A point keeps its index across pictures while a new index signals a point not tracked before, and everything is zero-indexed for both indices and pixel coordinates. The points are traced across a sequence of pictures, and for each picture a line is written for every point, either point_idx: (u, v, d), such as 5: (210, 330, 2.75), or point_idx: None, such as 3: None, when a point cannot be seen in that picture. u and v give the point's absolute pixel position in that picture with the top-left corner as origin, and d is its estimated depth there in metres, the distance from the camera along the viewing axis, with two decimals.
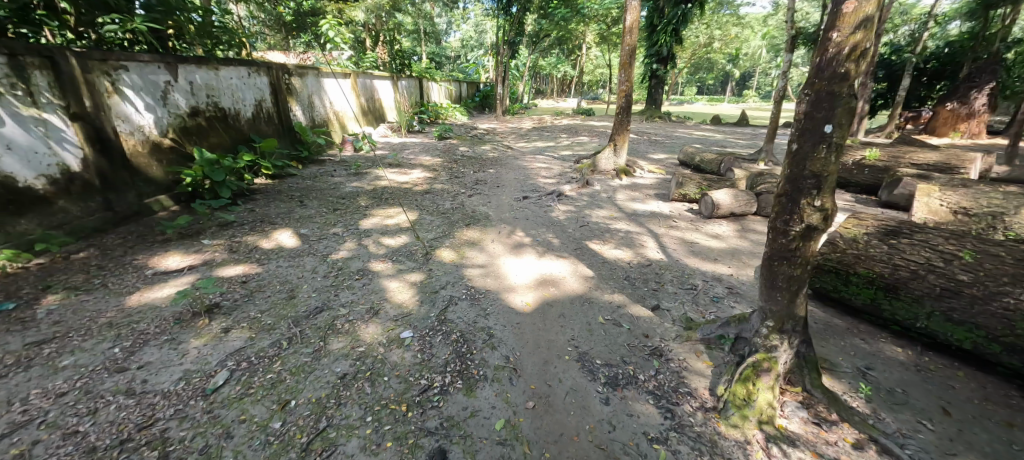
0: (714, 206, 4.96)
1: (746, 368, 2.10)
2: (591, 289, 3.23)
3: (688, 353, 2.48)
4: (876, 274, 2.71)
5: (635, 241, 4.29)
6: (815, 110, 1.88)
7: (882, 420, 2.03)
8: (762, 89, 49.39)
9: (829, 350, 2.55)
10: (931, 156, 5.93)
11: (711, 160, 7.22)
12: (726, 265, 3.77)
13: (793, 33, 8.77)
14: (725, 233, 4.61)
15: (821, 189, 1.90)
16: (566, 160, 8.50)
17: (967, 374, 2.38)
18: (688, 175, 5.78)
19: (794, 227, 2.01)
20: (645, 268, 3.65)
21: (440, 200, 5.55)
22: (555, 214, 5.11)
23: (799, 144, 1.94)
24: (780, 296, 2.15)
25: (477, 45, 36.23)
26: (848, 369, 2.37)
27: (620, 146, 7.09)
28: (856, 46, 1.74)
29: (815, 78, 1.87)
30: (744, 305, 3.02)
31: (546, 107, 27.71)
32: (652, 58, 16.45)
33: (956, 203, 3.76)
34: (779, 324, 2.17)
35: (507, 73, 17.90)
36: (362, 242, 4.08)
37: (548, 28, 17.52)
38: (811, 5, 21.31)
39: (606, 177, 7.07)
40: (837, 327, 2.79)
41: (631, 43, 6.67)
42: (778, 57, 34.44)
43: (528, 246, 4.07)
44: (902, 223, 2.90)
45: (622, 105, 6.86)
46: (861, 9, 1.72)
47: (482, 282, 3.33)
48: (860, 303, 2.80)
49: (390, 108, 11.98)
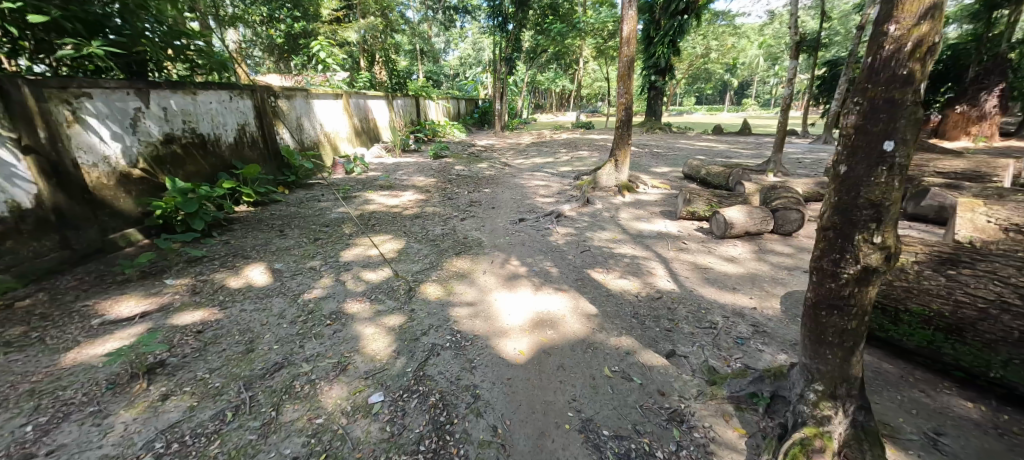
0: (728, 225, 4.54)
1: (792, 446, 1.72)
2: (595, 331, 2.81)
3: (714, 418, 2.06)
4: (934, 312, 2.32)
5: (642, 268, 3.87)
6: (870, 122, 1.51)
7: None
8: (761, 98, 49.38)
9: (885, 407, 2.13)
10: (957, 163, 5.50)
11: (718, 172, 6.83)
12: (747, 295, 3.34)
13: (795, 40, 8.49)
14: (742, 256, 4.18)
15: (882, 222, 1.52)
16: (565, 177, 8.16)
17: None
18: (695, 191, 5.39)
19: (846, 269, 1.63)
20: (655, 302, 3.22)
21: (430, 225, 5.18)
22: (554, 238, 4.70)
23: (850, 166, 1.56)
24: (830, 355, 1.77)
25: (475, 62, 36.26)
26: (913, 436, 1.95)
27: (622, 162, 6.76)
28: (922, 39, 1.37)
29: (868, 83, 1.50)
30: (774, 349, 2.59)
31: (545, 122, 27.53)
32: (649, 70, 16.05)
33: (1007, 218, 3.29)
34: (831, 387, 1.79)
35: (505, 89, 17.78)
36: (341, 277, 3.69)
37: (545, 44, 17.33)
38: (807, 14, 21.27)
39: (608, 194, 6.72)
40: (889, 374, 2.37)
41: (630, 54, 6.36)
42: (775, 64, 34.40)
43: (523, 278, 3.65)
44: (959, 249, 2.48)
45: (622, 119, 6.52)
46: None
47: (471, 324, 2.91)
48: (913, 346, 2.41)
49: (386, 128, 11.77)
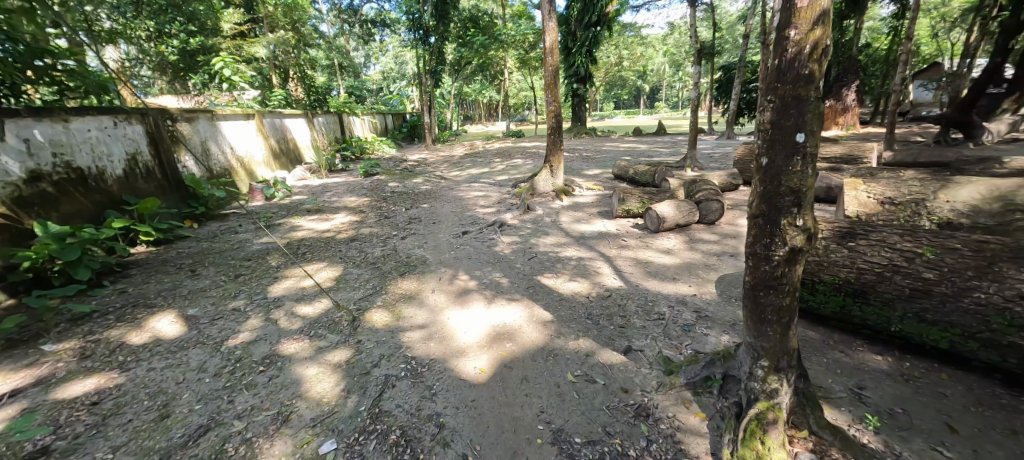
0: (660, 220, 4.84)
1: (749, 423, 1.82)
2: (553, 337, 2.79)
3: (675, 406, 2.14)
4: (843, 280, 2.62)
5: (589, 269, 3.96)
6: (782, 118, 1.65)
7: (901, 456, 1.80)
8: (671, 101, 53.96)
9: (815, 371, 2.36)
10: (835, 149, 6.40)
11: (644, 171, 7.27)
12: (686, 283, 3.55)
13: (696, 47, 9.37)
14: (676, 247, 4.46)
15: (802, 206, 1.67)
16: (503, 186, 8.18)
17: (951, 375, 2.27)
18: (628, 190, 5.67)
19: (776, 251, 1.76)
20: (606, 301, 3.30)
21: (368, 247, 4.89)
22: (500, 248, 4.67)
23: (770, 157, 1.71)
24: (771, 331, 1.91)
25: (398, 76, 35.40)
26: (842, 394, 2.17)
27: (557, 167, 6.96)
28: (817, 43, 1.54)
29: (777, 82, 1.65)
30: (718, 332, 2.76)
31: (476, 132, 27.61)
32: (571, 79, 16.78)
33: (882, 193, 3.84)
34: (774, 362, 1.92)
35: (433, 102, 17.52)
36: (271, 316, 3.32)
37: (469, 56, 17.41)
38: (702, 24, 23.64)
39: (546, 199, 6.85)
40: (813, 340, 2.64)
41: (554, 63, 6.57)
42: (680, 70, 37.79)
43: (475, 292, 3.55)
44: (854, 223, 2.84)
45: (553, 126, 6.73)
46: (818, 2, 1.53)
47: (424, 348, 2.77)
48: (829, 311, 2.71)
49: (307, 147, 11.01)
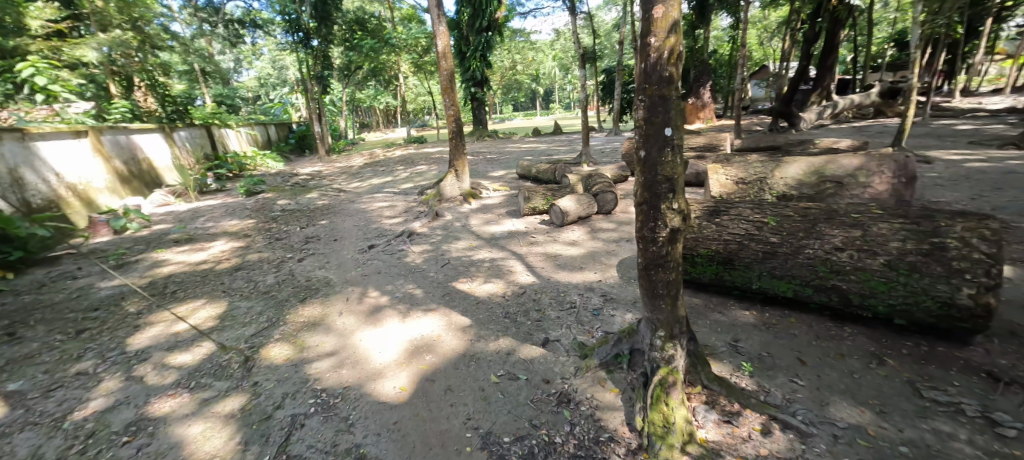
0: (564, 214, 5.13)
1: (655, 389, 2.02)
2: (473, 342, 2.78)
3: (592, 387, 2.29)
4: (714, 251, 3.05)
5: (503, 268, 4.04)
6: (653, 114, 1.86)
7: (770, 393, 2.16)
8: (564, 102, 57.51)
9: (702, 332, 2.71)
10: (700, 140, 7.42)
11: (545, 169, 7.63)
12: (592, 271, 3.81)
13: (580, 52, 10.10)
14: (580, 238, 4.77)
15: (675, 191, 1.91)
16: (408, 194, 7.92)
17: (797, 318, 2.78)
18: (532, 188, 5.90)
19: (660, 233, 1.98)
20: (521, 297, 3.39)
21: (259, 275, 4.36)
22: (410, 258, 4.52)
23: (646, 151, 1.91)
24: (663, 304, 2.14)
25: (279, 83, 32.11)
26: (724, 348, 2.53)
27: (462, 171, 6.96)
28: (673, 49, 1.76)
29: (644, 83, 1.85)
30: (622, 311, 3.02)
31: (375, 140, 26.30)
32: (467, 83, 16.88)
33: (735, 175, 4.52)
34: (669, 330, 2.15)
35: (322, 110, 16.26)
36: (135, 372, 2.78)
37: (359, 61, 16.52)
38: (584, 31, 25.62)
39: (454, 203, 6.81)
40: (698, 307, 3.03)
41: (448, 67, 6.54)
42: (569, 73, 40.48)
43: (387, 308, 3.38)
44: (718, 202, 3.32)
45: (453, 130, 6.71)
46: (669, 13, 1.74)
47: (336, 376, 2.56)
48: (707, 279, 3.13)
49: (169, 167, 9.43)
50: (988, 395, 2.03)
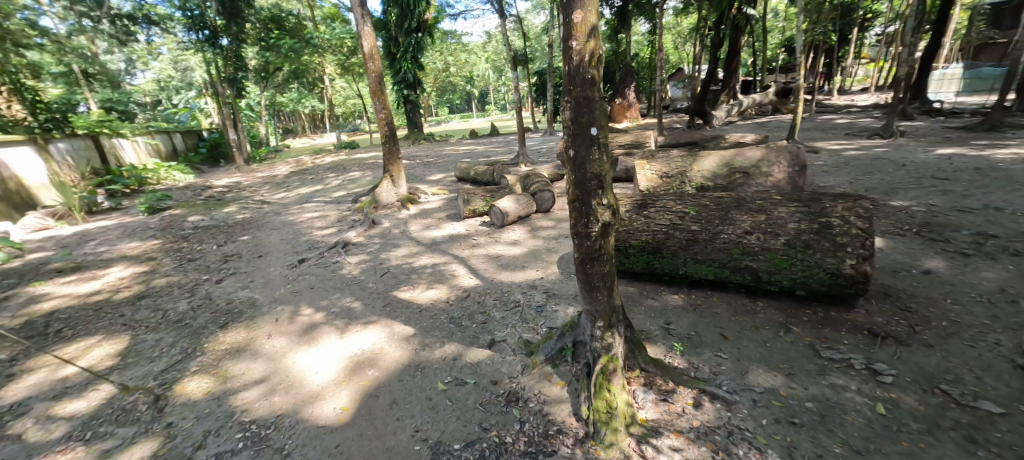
0: (504, 215, 5.17)
1: (597, 377, 2.11)
2: (417, 351, 2.71)
3: (539, 382, 2.34)
4: (644, 241, 3.25)
5: (445, 273, 3.98)
6: (578, 115, 1.93)
7: (699, 369, 2.35)
8: (500, 103, 57.98)
9: (638, 319, 2.88)
10: (627, 138, 7.85)
11: (484, 171, 7.64)
12: (534, 269, 3.88)
13: (511, 54, 10.23)
14: (521, 237, 4.83)
15: (604, 188, 2.00)
16: (341, 202, 7.53)
17: (719, 298, 3.05)
18: (471, 191, 5.88)
19: (593, 228, 2.06)
20: (466, 301, 3.36)
21: (169, 302, 3.89)
22: (347, 270, 4.30)
23: (575, 150, 1.98)
24: (600, 295, 2.23)
25: (184, 86, 28.91)
26: (658, 332, 2.71)
27: (398, 176, 6.76)
28: (593, 53, 1.85)
29: (569, 85, 1.91)
30: (565, 306, 3.11)
31: (302, 146, 24.63)
32: (399, 85, 16.40)
33: (659, 169, 4.86)
34: (607, 320, 2.25)
35: (238, 115, 14.90)
36: (11, 431, 2.35)
37: (277, 62, 15.37)
38: (515, 33, 26.02)
39: (392, 210, 6.59)
40: (633, 295, 3.21)
41: (376, 69, 6.30)
42: (503, 74, 40.88)
43: (323, 325, 3.19)
44: (645, 195, 3.54)
45: (386, 134, 6.49)
46: (588, 19, 1.82)
47: (268, 405, 2.36)
48: (639, 268, 3.33)
49: (46, 186, 8.08)
50: (869, 349, 2.37)
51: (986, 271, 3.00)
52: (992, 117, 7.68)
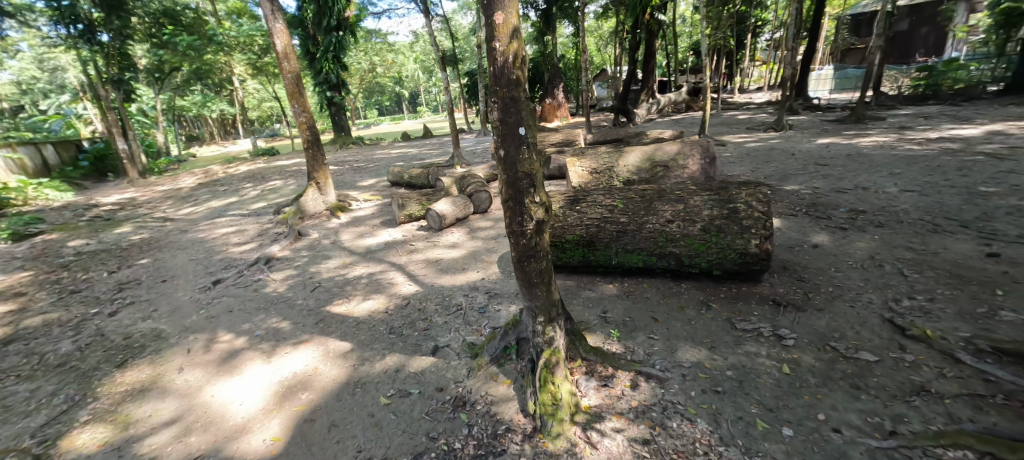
0: (441, 218, 5.09)
1: (541, 371, 2.15)
2: (356, 367, 2.58)
3: (485, 384, 2.33)
4: (579, 236, 3.38)
5: (383, 282, 3.83)
6: (506, 115, 1.95)
7: (634, 352, 2.50)
8: (431, 104, 56.90)
9: (577, 311, 2.99)
10: (558, 137, 8.10)
11: (418, 174, 7.45)
12: (474, 271, 3.86)
13: (440, 55, 10.06)
14: (460, 240, 4.79)
15: (535, 186, 2.05)
16: (262, 214, 6.92)
17: (649, 284, 3.26)
18: (405, 195, 5.71)
19: (527, 225, 2.10)
20: (406, 309, 3.26)
21: (48, 343, 3.32)
22: (272, 288, 3.97)
23: (506, 149, 2.00)
24: (539, 291, 2.28)
25: (54, 88, 24.72)
26: (596, 322, 2.83)
27: (325, 183, 6.38)
28: (516, 54, 1.88)
29: (495, 86, 1.93)
30: (507, 305, 3.14)
31: (211, 155, 22.25)
32: (321, 87, 15.40)
33: (589, 166, 5.07)
34: (548, 315, 2.31)
35: (127, 122, 13.05)
36: None
37: (174, 61, 13.67)
38: (442, 34, 25.67)
39: (320, 220, 6.19)
40: (572, 289, 3.32)
41: (293, 70, 5.86)
42: (433, 75, 40.20)
43: (247, 350, 2.91)
44: (576, 191, 3.68)
45: (308, 139, 6.09)
46: (509, 20, 1.85)
47: (183, 447, 2.11)
48: (576, 261, 3.45)
49: None
50: (775, 317, 2.68)
51: (859, 242, 3.53)
52: (858, 110, 9.04)
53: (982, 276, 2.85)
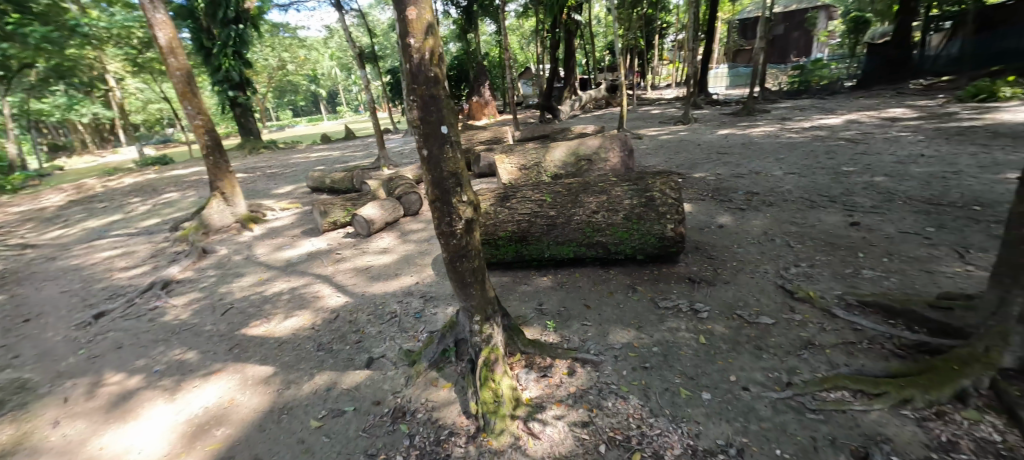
0: (369, 223, 4.85)
1: (481, 370, 2.16)
2: (280, 392, 2.37)
3: (425, 390, 2.28)
4: (511, 232, 3.42)
5: (307, 296, 3.56)
6: (426, 114, 1.90)
7: (570, 340, 2.59)
8: (351, 103, 53.92)
9: (514, 306, 3.03)
10: (486, 135, 8.12)
11: (341, 178, 7.03)
12: (408, 275, 3.74)
13: (357, 51, 9.51)
14: (391, 244, 4.61)
15: (462, 185, 2.03)
16: (156, 232, 6.08)
17: (581, 273, 3.40)
18: (328, 201, 5.35)
19: (457, 225, 2.08)
20: (335, 323, 3.06)
21: None
22: (173, 315, 3.50)
23: (428, 149, 1.95)
24: (473, 291, 2.26)
25: None
26: (533, 315, 2.89)
27: (232, 193, 5.78)
28: (432, 50, 1.84)
29: (413, 84, 1.87)
30: (443, 307, 3.08)
31: (85, 167, 19.01)
32: (221, 86, 13.80)
33: (518, 162, 5.15)
34: (484, 313, 2.31)
35: None
36: None
37: (22, 56, 11.35)
38: (359, 30, 24.37)
39: (230, 234, 5.60)
40: (508, 285, 3.36)
41: (181, 66, 5.18)
42: (352, 73, 38.13)
43: (144, 390, 2.54)
44: (506, 188, 3.72)
45: (208, 145, 5.47)
46: (422, 16, 1.80)
47: None
48: (511, 258, 3.49)
49: None
50: (691, 293, 2.94)
51: (755, 220, 4.00)
52: (749, 104, 10.21)
53: (848, 241, 3.38)
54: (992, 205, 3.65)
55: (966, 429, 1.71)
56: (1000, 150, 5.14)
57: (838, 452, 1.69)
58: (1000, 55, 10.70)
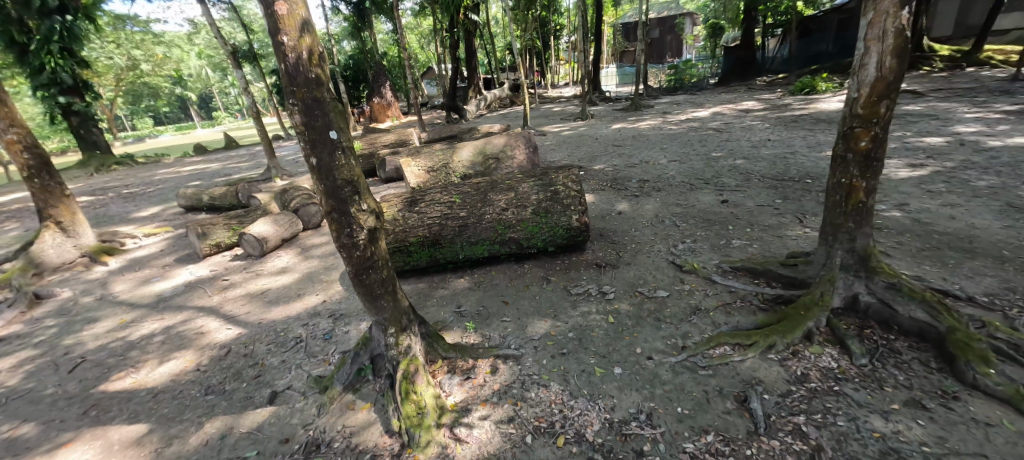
0: (261, 241, 4.34)
1: (402, 383, 2.07)
2: (159, 452, 2.01)
3: (342, 415, 2.12)
4: (423, 237, 3.32)
5: (189, 333, 3.08)
6: (311, 119, 1.75)
7: (491, 337, 2.62)
8: (230, 108, 47.72)
9: (432, 312, 2.96)
10: (390, 137, 7.77)
11: (222, 194, 6.19)
12: (312, 294, 3.44)
13: (230, 49, 8.37)
14: (290, 263, 4.19)
15: (360, 193, 1.91)
16: None
17: (497, 270, 3.44)
18: (206, 221, 4.66)
19: (359, 236, 1.96)
20: (227, 359, 2.69)
21: None
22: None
23: (317, 157, 1.80)
24: (384, 302, 2.16)
25: None
26: (452, 318, 2.86)
27: (71, 222, 4.76)
28: (311, 49, 1.70)
29: (292, 85, 1.71)
30: (354, 324, 2.89)
31: None
32: (46, 90, 11.22)
33: (425, 165, 5.01)
34: (399, 324, 2.23)
35: None
36: None
37: None
38: (232, 25, 21.58)
39: (75, 271, 4.61)
40: (424, 291, 3.27)
41: None
42: (228, 74, 33.74)
43: None
44: (413, 192, 3.60)
45: (28, 165, 4.41)
46: (295, 11, 1.65)
47: None
48: (425, 263, 3.40)
49: None
50: (599, 277, 3.16)
51: (648, 205, 4.43)
52: (636, 100, 11.23)
53: (720, 217, 3.91)
54: (818, 178, 4.51)
55: (813, 362, 2.10)
56: (821, 133, 6.36)
57: (725, 400, 1.95)
58: (815, 57, 13.71)
